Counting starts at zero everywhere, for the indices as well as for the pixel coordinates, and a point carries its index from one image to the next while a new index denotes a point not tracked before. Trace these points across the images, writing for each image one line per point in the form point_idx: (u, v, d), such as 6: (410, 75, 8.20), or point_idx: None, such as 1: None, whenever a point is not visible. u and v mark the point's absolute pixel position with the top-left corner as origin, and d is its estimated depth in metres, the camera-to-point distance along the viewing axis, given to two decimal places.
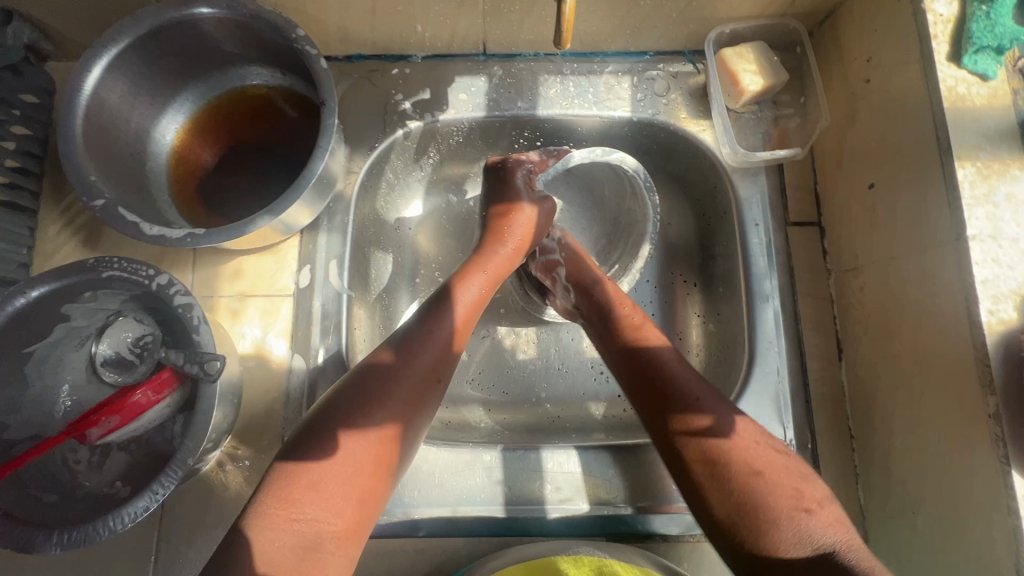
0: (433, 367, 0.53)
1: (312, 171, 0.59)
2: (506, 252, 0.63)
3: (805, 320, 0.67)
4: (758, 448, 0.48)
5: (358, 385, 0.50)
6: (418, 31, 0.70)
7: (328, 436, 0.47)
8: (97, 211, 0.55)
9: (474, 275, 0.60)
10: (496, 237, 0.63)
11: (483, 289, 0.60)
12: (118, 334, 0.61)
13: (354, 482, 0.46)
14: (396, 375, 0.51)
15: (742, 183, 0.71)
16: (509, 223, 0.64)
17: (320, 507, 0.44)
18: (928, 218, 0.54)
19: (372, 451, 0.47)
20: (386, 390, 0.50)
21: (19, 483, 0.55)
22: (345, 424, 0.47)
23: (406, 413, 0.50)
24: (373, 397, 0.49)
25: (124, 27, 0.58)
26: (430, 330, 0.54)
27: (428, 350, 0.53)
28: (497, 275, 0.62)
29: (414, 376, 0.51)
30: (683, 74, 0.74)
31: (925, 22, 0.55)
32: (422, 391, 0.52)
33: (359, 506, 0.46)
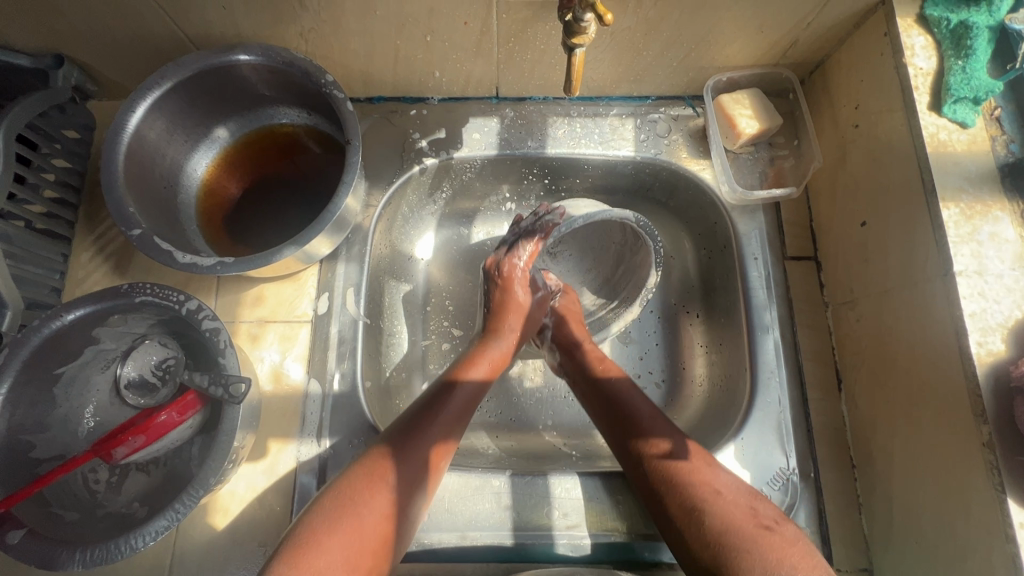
0: (448, 438, 0.57)
1: (336, 205, 0.63)
2: (505, 345, 0.66)
3: (805, 351, 0.70)
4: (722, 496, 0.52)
5: (373, 457, 0.54)
6: (436, 76, 0.75)
7: (344, 507, 0.49)
8: (134, 240, 0.59)
9: (478, 364, 0.63)
10: (495, 330, 0.67)
11: (499, 356, 0.65)
12: (143, 356, 0.64)
13: (366, 545, 0.48)
14: (412, 442, 0.55)
15: (741, 219, 0.74)
16: (505, 315, 0.67)
17: (332, 574, 0.45)
18: (918, 256, 0.57)
19: (382, 518, 0.50)
20: (401, 455, 0.54)
21: (42, 501, 0.56)
22: (359, 494, 0.50)
23: (417, 480, 0.54)
24: (388, 464, 0.53)
25: (167, 71, 0.63)
26: (443, 404, 0.58)
27: (439, 425, 0.57)
28: (505, 360, 0.66)
29: (426, 446, 0.55)
30: (683, 117, 0.79)
31: (907, 74, 0.60)
32: (435, 460, 0.56)
33: (366, 574, 0.47)
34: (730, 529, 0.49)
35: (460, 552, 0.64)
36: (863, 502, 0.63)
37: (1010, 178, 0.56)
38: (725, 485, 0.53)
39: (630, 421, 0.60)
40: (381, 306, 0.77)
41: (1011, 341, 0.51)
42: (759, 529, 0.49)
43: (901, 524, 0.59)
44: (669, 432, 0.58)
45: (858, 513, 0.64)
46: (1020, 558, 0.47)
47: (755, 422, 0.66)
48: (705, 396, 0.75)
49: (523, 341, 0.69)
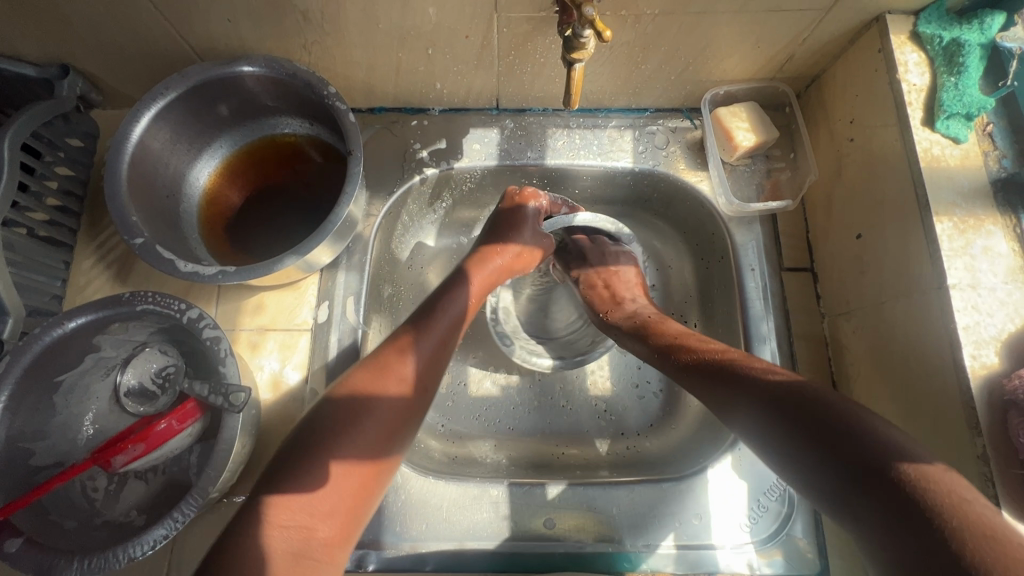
0: (418, 385, 0.54)
1: (338, 215, 0.63)
2: (495, 265, 0.66)
3: (802, 362, 0.70)
4: (843, 414, 0.43)
5: (343, 399, 0.51)
6: (437, 87, 0.76)
7: (319, 443, 0.47)
8: (136, 248, 0.59)
9: (466, 280, 0.64)
10: (486, 255, 0.67)
11: (473, 296, 0.63)
12: (142, 363, 0.64)
13: (346, 489, 0.47)
14: (384, 382, 0.52)
15: (738, 230, 0.75)
16: (502, 241, 0.68)
17: (309, 513, 0.44)
18: (912, 269, 0.58)
19: (363, 460, 0.48)
20: (373, 396, 0.51)
21: (41, 509, 0.56)
22: (334, 431, 0.48)
23: (395, 421, 0.51)
24: (364, 401, 0.51)
25: (172, 82, 0.64)
26: (412, 348, 0.55)
27: (415, 361, 0.55)
28: (485, 286, 0.66)
29: (398, 388, 0.52)
30: (681, 129, 0.80)
31: (901, 90, 0.61)
32: (409, 403, 0.53)
33: (345, 509, 0.46)
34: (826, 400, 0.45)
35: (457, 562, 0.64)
36: None
37: (1003, 193, 0.56)
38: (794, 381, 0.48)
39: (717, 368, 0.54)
40: (381, 314, 0.77)
41: (1004, 354, 0.51)
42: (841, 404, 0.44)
43: None
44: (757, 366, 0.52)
45: None
46: None
47: None
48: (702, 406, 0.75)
49: (515, 270, 0.69)
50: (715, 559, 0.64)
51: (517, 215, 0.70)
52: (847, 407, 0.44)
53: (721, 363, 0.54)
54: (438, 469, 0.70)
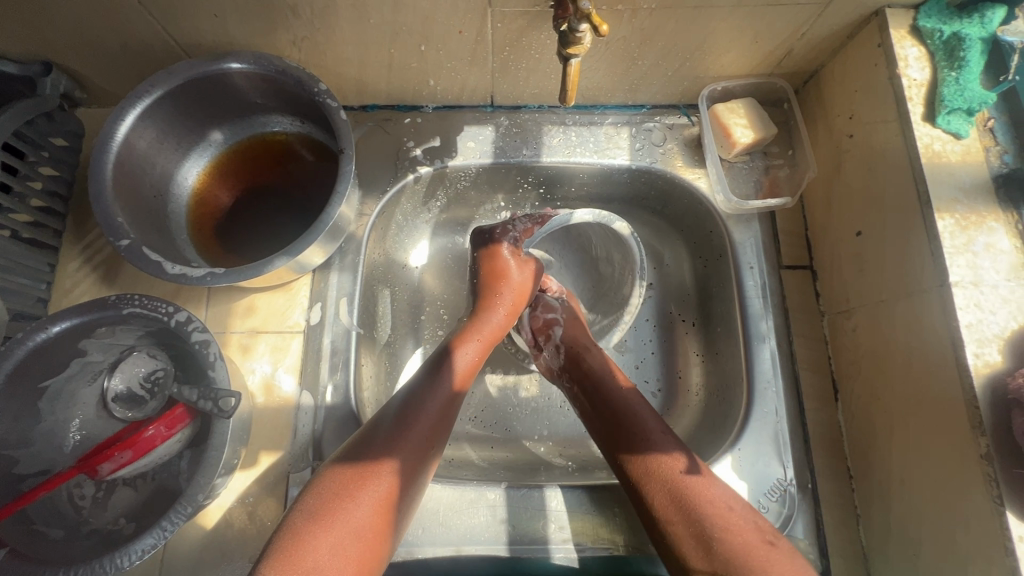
0: (427, 441, 0.54)
1: (330, 215, 0.62)
2: (500, 318, 0.67)
3: (801, 361, 0.69)
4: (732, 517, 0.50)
5: (361, 451, 0.51)
6: (430, 84, 0.75)
7: (337, 495, 0.48)
8: (122, 250, 0.58)
9: (470, 340, 0.63)
10: (486, 304, 0.67)
11: (478, 353, 0.63)
12: (131, 368, 0.63)
13: (362, 536, 0.47)
14: (399, 432, 0.53)
15: (736, 228, 0.74)
16: (499, 290, 0.68)
17: (324, 568, 0.44)
18: (914, 266, 0.57)
19: (376, 507, 0.48)
20: (387, 449, 0.52)
21: (25, 520, 0.55)
22: (352, 481, 0.49)
23: (408, 472, 0.52)
24: (381, 452, 0.51)
25: (157, 80, 0.62)
26: (423, 401, 0.56)
27: (428, 415, 0.55)
28: (491, 340, 0.65)
29: (410, 441, 0.53)
30: (678, 126, 0.79)
31: (901, 85, 0.60)
32: (421, 454, 0.53)
33: (362, 563, 0.46)
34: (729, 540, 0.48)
35: (455, 567, 0.63)
36: (861, 514, 0.63)
37: (1004, 189, 0.56)
38: (736, 502, 0.52)
39: (630, 445, 0.56)
40: (375, 314, 0.76)
41: (1008, 353, 0.51)
42: (762, 543, 0.48)
43: (899, 535, 0.58)
44: (673, 447, 0.55)
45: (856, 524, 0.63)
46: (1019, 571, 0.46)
47: (751, 432, 0.66)
48: (701, 405, 0.75)
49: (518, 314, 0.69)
50: None
51: (505, 276, 0.68)
52: (762, 537, 0.49)
53: (639, 428, 0.57)
54: (434, 472, 0.69)
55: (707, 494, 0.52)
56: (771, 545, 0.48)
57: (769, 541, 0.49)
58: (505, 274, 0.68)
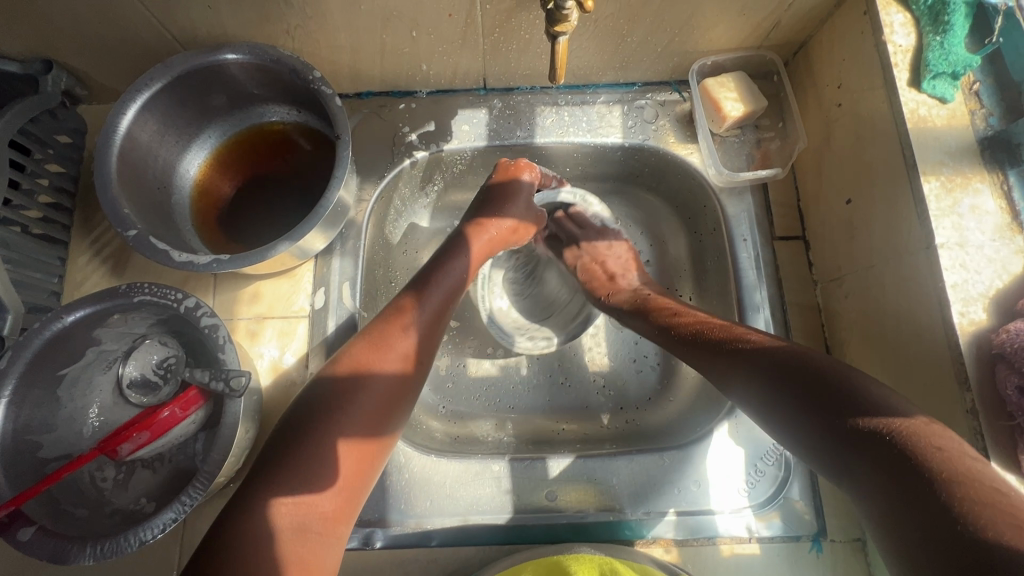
0: (399, 376, 0.52)
1: (329, 200, 0.63)
2: (495, 231, 0.67)
3: (795, 329, 0.71)
4: (844, 370, 0.45)
5: (333, 379, 0.50)
6: (423, 69, 0.75)
7: (311, 425, 0.47)
8: (130, 240, 0.60)
9: (466, 255, 0.63)
10: (490, 214, 0.67)
11: (472, 262, 0.63)
12: (143, 356, 0.65)
13: (344, 473, 0.46)
14: (366, 372, 0.51)
15: (729, 202, 0.76)
16: (505, 201, 0.69)
17: (309, 493, 0.44)
18: (901, 230, 0.58)
19: (353, 444, 0.48)
20: (357, 385, 0.50)
21: (52, 500, 0.57)
22: (327, 410, 0.48)
23: (378, 413, 0.50)
24: (354, 379, 0.50)
25: (156, 72, 0.63)
26: (402, 325, 0.54)
27: (411, 335, 0.54)
28: (496, 237, 0.67)
29: (388, 369, 0.52)
30: (670, 102, 0.80)
31: (886, 52, 0.60)
32: (398, 386, 0.52)
33: (349, 480, 0.47)
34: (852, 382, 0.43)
35: (462, 536, 0.66)
36: None
37: (989, 151, 0.56)
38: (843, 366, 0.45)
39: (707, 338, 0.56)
40: (376, 298, 0.78)
41: (993, 310, 0.52)
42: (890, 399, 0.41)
43: None
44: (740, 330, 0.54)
45: None
46: None
47: None
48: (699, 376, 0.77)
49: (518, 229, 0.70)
50: (713, 524, 0.65)
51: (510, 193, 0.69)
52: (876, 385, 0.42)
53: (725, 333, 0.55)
54: (440, 449, 0.71)
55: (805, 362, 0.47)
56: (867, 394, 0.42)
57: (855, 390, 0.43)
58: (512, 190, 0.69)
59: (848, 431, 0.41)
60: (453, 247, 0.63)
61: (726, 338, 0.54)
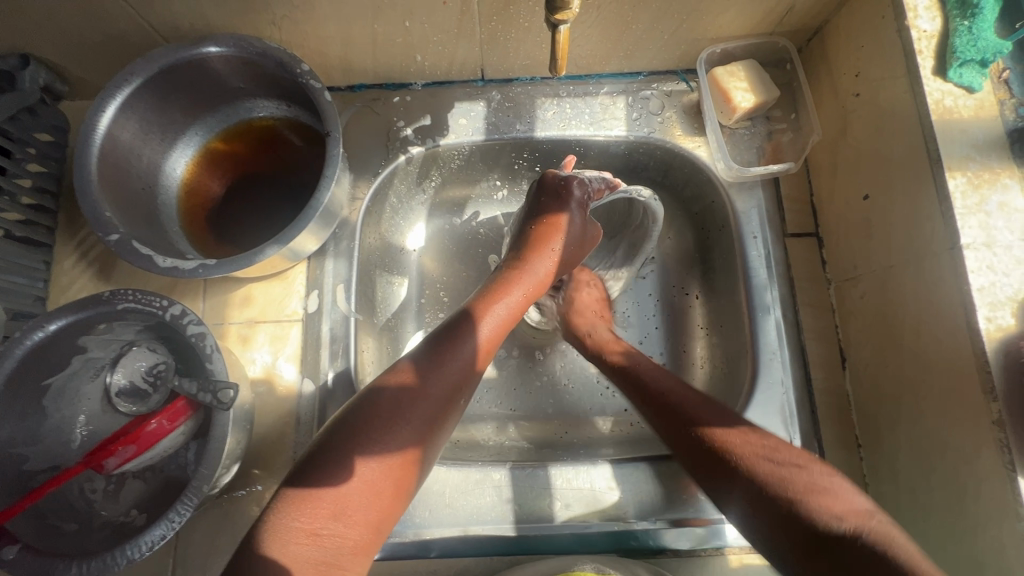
0: (445, 404, 0.54)
1: (319, 200, 0.60)
2: (541, 271, 0.66)
3: (807, 331, 0.68)
4: (782, 466, 0.48)
5: (377, 400, 0.52)
6: (417, 60, 0.72)
7: (351, 454, 0.48)
8: (112, 245, 0.57)
9: (509, 293, 0.63)
10: (535, 254, 0.67)
11: (515, 307, 0.63)
12: (131, 363, 0.63)
13: (374, 502, 0.48)
14: (410, 396, 0.52)
15: (739, 197, 0.72)
16: (552, 238, 0.67)
17: (342, 524, 0.46)
18: (924, 229, 0.55)
19: (390, 470, 0.49)
20: (401, 412, 0.51)
21: (39, 514, 0.55)
22: (367, 437, 0.49)
23: (421, 435, 0.52)
24: (400, 407, 0.51)
25: (136, 68, 0.60)
26: (450, 358, 0.56)
27: (456, 368, 0.55)
28: (532, 293, 0.65)
29: (434, 395, 0.53)
30: (677, 93, 0.76)
31: (909, 38, 0.56)
32: (442, 414, 0.54)
33: (382, 511, 0.49)
34: (801, 475, 0.47)
35: (462, 547, 0.64)
36: (869, 481, 0.63)
37: (1019, 144, 0.53)
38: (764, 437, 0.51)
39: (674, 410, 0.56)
40: (373, 300, 0.76)
41: (1022, 315, 0.49)
42: (791, 467, 0.48)
43: (909, 504, 0.58)
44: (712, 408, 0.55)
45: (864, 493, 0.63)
46: None
47: (758, 404, 0.65)
48: (706, 378, 0.74)
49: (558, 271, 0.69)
50: (722, 534, 0.63)
51: (557, 227, 0.68)
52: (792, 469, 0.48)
53: (684, 408, 0.55)
54: (440, 455, 0.69)
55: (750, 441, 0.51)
56: (800, 467, 0.48)
57: (798, 465, 0.48)
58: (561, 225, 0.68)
59: (799, 537, 0.45)
60: (500, 283, 0.64)
61: (674, 418, 0.55)
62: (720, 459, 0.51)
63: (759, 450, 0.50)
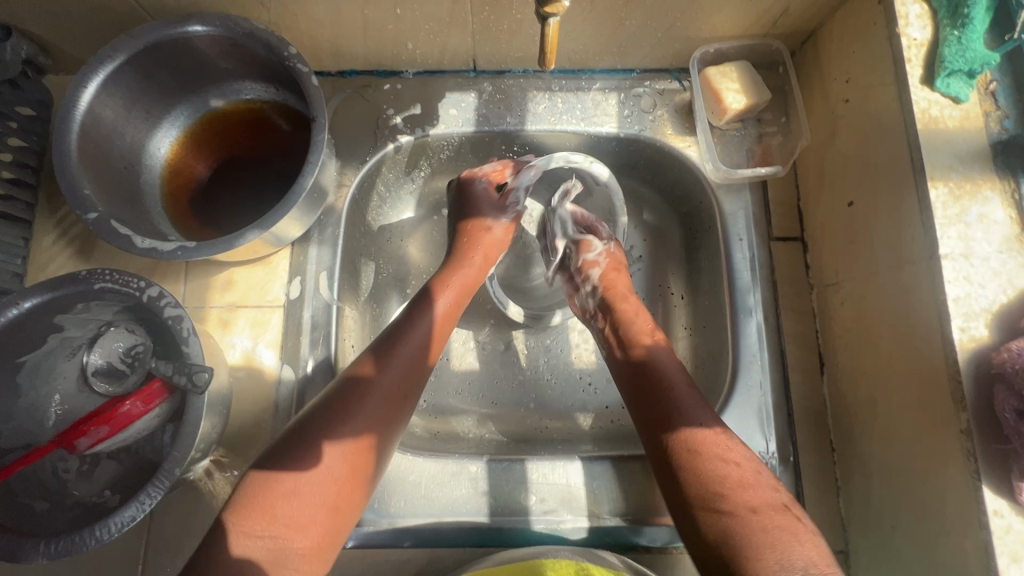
0: (401, 388, 0.56)
1: (302, 185, 0.59)
2: (473, 267, 0.68)
3: (788, 334, 0.69)
4: (738, 471, 0.50)
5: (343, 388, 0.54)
6: (409, 48, 0.71)
7: (313, 443, 0.50)
8: (90, 224, 0.56)
9: (446, 289, 0.64)
10: (462, 253, 0.68)
11: (451, 302, 0.64)
12: (108, 344, 0.62)
13: (335, 489, 0.50)
14: (366, 387, 0.54)
15: (726, 199, 0.72)
16: (473, 239, 0.69)
17: (303, 511, 0.48)
18: (904, 237, 0.55)
19: (351, 455, 0.52)
20: (361, 399, 0.54)
21: (8, 491, 0.55)
22: (330, 425, 0.52)
23: (377, 421, 0.54)
24: (359, 398, 0.54)
25: (119, 44, 0.59)
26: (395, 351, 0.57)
27: (401, 362, 0.57)
28: (467, 288, 0.67)
29: (388, 385, 0.55)
30: (669, 91, 0.76)
31: (899, 45, 0.56)
32: (391, 406, 0.55)
33: (343, 497, 0.51)
34: (740, 494, 0.48)
35: (436, 537, 0.64)
36: (841, 485, 0.63)
37: (1002, 156, 0.53)
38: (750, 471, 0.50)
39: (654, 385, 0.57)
40: (357, 289, 0.75)
41: (995, 327, 0.49)
42: (744, 510, 0.47)
43: (877, 508, 0.58)
44: (705, 415, 0.53)
45: (836, 496, 0.64)
46: (992, 545, 0.47)
47: (735, 406, 0.65)
48: None
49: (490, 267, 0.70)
50: None
51: (479, 230, 0.70)
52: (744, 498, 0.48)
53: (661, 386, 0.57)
54: (417, 446, 0.69)
55: (715, 446, 0.51)
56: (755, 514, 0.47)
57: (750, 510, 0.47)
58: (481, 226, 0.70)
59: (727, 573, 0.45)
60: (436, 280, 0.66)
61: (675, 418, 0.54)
62: (690, 462, 0.51)
63: (730, 485, 0.48)
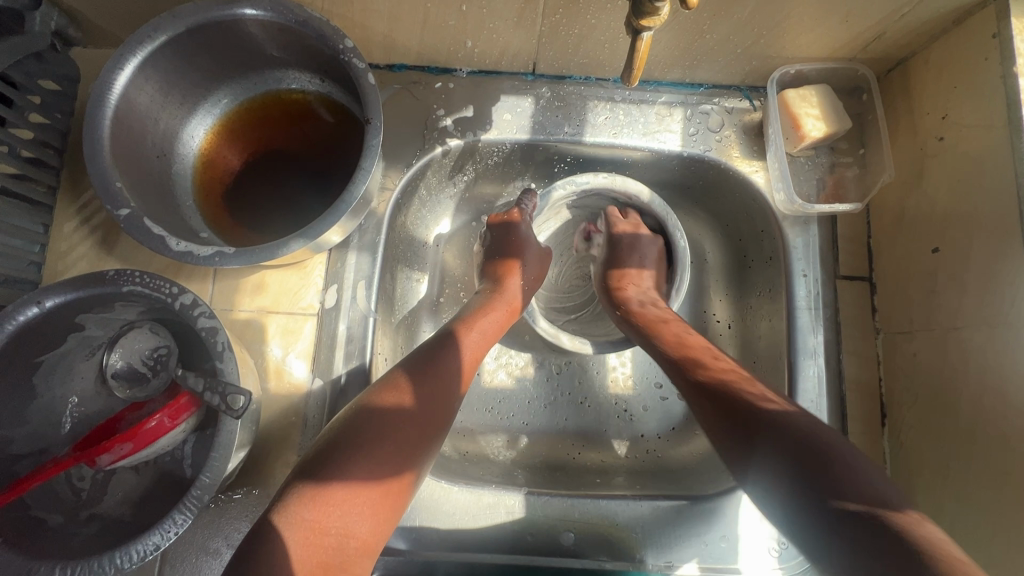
0: (437, 411, 0.51)
1: (353, 194, 0.54)
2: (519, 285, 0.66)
3: (849, 382, 0.65)
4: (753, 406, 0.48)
5: (384, 395, 0.49)
6: (467, 46, 0.66)
7: (355, 447, 0.45)
8: (122, 221, 0.52)
9: (492, 309, 0.62)
10: (507, 275, 0.67)
11: (500, 321, 0.62)
12: (131, 344, 0.58)
13: (380, 495, 0.44)
14: (409, 395, 0.50)
15: (792, 231, 0.68)
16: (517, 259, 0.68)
17: (348, 519, 0.42)
18: (1003, 295, 0.52)
19: (394, 464, 0.46)
20: (406, 406, 0.49)
21: (22, 505, 0.52)
22: (373, 432, 0.46)
23: (421, 435, 0.49)
24: (405, 404, 0.49)
25: (161, 23, 0.54)
26: (437, 366, 0.53)
27: (445, 376, 0.53)
28: (513, 306, 0.64)
29: (433, 393, 0.51)
30: (738, 111, 0.71)
31: (1015, 86, 0.52)
32: (437, 417, 0.51)
33: (387, 508, 0.45)
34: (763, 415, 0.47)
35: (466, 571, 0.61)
36: None
37: None
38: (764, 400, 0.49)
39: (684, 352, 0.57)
40: (393, 298, 0.71)
41: None
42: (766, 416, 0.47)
43: None
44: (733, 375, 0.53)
45: None
46: None
47: None
48: None
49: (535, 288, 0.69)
50: None
51: (516, 249, 0.68)
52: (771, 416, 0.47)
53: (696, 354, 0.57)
54: (450, 472, 0.66)
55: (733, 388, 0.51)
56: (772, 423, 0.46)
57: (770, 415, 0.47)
58: (519, 243, 0.68)
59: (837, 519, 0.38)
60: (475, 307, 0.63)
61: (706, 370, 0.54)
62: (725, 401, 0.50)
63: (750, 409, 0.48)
